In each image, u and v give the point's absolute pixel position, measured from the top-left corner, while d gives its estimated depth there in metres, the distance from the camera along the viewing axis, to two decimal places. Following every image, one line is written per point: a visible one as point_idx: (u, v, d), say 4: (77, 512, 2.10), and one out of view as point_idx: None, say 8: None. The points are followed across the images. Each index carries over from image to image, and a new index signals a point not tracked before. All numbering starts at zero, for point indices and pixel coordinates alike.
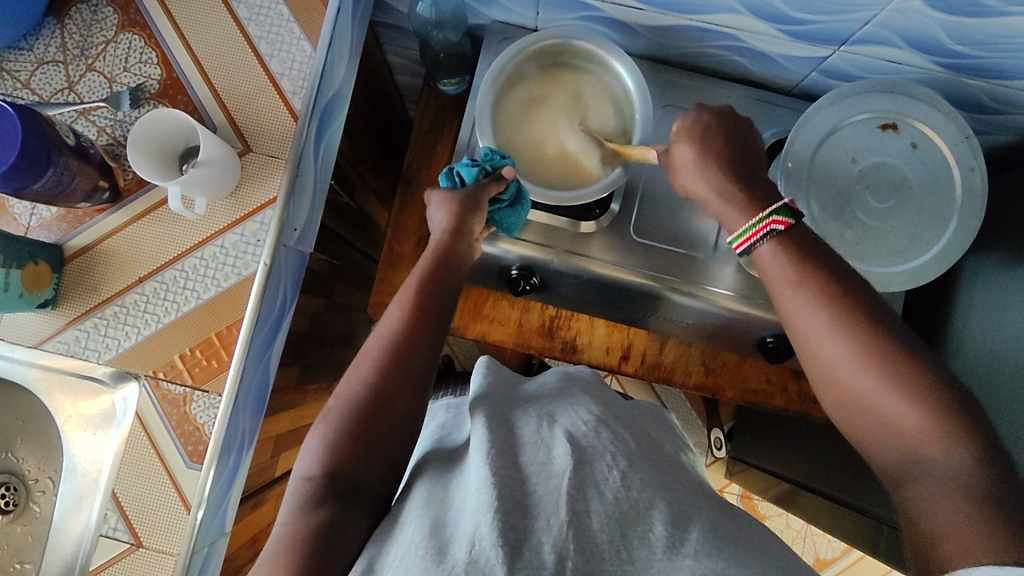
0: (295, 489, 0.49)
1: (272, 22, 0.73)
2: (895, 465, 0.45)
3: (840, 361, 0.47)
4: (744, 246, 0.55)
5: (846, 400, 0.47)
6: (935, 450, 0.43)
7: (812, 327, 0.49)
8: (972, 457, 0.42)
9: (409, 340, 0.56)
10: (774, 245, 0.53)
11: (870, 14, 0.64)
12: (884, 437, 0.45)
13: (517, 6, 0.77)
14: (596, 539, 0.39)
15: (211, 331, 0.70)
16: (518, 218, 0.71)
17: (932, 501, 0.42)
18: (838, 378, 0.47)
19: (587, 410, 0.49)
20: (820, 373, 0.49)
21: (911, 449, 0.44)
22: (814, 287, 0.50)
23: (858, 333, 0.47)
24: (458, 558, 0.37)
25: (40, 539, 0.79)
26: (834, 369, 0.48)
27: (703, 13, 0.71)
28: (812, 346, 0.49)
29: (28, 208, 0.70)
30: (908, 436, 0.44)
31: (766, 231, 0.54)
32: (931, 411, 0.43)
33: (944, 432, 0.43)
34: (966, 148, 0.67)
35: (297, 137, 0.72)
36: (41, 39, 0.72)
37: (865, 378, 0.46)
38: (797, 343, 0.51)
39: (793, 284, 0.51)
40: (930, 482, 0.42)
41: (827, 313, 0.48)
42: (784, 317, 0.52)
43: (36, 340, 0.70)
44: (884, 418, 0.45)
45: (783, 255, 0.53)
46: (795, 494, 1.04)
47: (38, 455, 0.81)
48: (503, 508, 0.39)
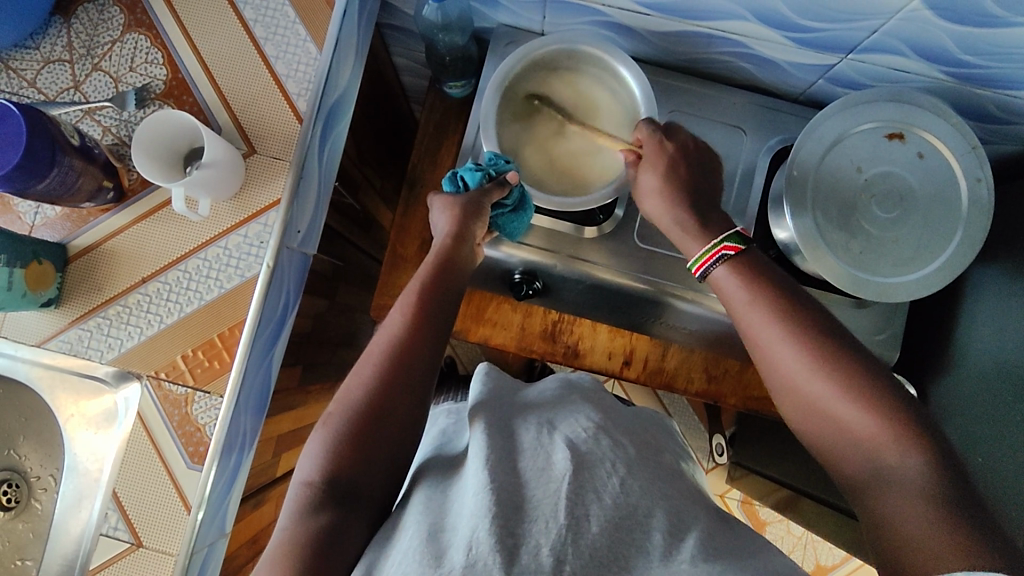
0: (295, 494, 0.49)
1: (278, 24, 0.73)
2: (854, 472, 0.47)
3: (793, 371, 0.50)
4: (702, 269, 0.60)
5: (805, 408, 0.50)
6: (893, 455, 0.45)
7: (767, 341, 0.53)
8: (927, 461, 0.44)
9: (411, 346, 0.55)
10: (727, 268, 0.58)
11: (878, 22, 0.63)
12: (844, 444, 0.48)
13: (524, 10, 0.77)
14: (595, 543, 0.38)
15: (214, 332, 0.70)
16: (521, 223, 0.71)
17: (892, 504, 0.44)
18: (795, 387, 0.50)
19: (586, 418, 0.49)
20: (778, 383, 0.52)
21: (870, 454, 0.46)
22: (767, 304, 0.54)
23: (810, 345, 0.50)
24: (456, 561, 0.37)
25: (41, 536, 0.79)
26: (791, 379, 0.51)
27: (711, 19, 0.70)
28: (770, 359, 0.52)
29: (33, 207, 0.70)
30: (866, 441, 0.46)
31: (717, 256, 0.58)
32: (886, 418, 0.46)
33: (894, 436, 0.45)
34: (972, 159, 0.67)
35: (302, 139, 0.72)
36: (47, 38, 0.72)
37: (821, 386, 0.49)
38: (756, 356, 0.54)
39: (747, 301, 0.55)
40: (890, 487, 0.44)
41: (779, 326, 0.52)
42: (743, 330, 0.55)
43: (39, 339, 0.70)
44: (842, 425, 0.48)
45: (737, 274, 0.57)
46: (795, 501, 1.04)
47: (40, 453, 0.81)
48: (501, 513, 0.39)
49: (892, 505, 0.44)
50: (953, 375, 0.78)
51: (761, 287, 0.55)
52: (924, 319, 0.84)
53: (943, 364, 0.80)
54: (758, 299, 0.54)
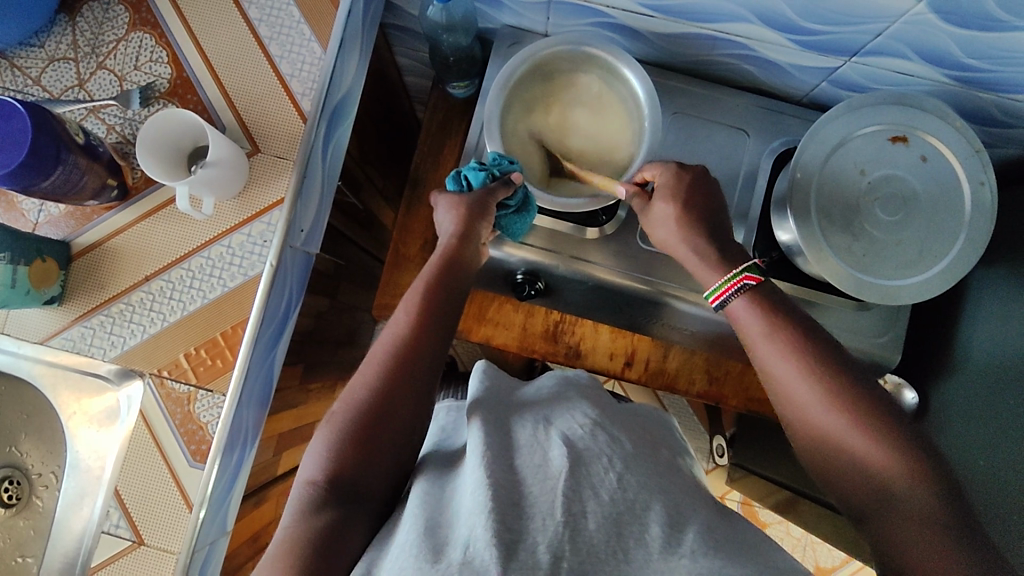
0: (298, 493, 0.49)
1: (283, 23, 0.73)
2: (866, 503, 0.48)
3: (810, 405, 0.51)
4: (720, 299, 0.59)
5: (819, 441, 0.51)
6: (905, 490, 0.46)
7: (783, 373, 0.53)
8: (937, 496, 0.46)
9: (415, 346, 0.56)
10: (746, 300, 0.57)
11: (883, 26, 0.63)
12: (855, 478, 0.49)
13: (528, 11, 0.77)
14: (592, 539, 0.38)
15: (217, 330, 0.70)
16: (524, 224, 0.71)
17: (903, 536, 0.45)
18: (808, 421, 0.51)
19: (583, 414, 0.49)
20: (790, 416, 0.52)
21: (882, 489, 0.47)
22: (784, 338, 0.54)
23: (827, 380, 0.51)
24: (453, 557, 0.37)
25: (42, 533, 0.79)
26: (804, 412, 0.51)
27: (715, 22, 0.70)
28: (784, 390, 0.52)
29: (37, 205, 0.70)
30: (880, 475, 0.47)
31: (737, 286, 0.58)
32: (898, 453, 0.47)
33: (909, 473, 0.46)
34: (976, 162, 0.67)
35: (306, 138, 0.72)
36: (52, 36, 0.72)
37: (836, 421, 0.49)
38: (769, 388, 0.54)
39: (764, 334, 0.55)
40: (904, 521, 0.46)
41: (796, 361, 0.52)
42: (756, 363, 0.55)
43: (42, 336, 0.70)
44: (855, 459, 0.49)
45: (755, 307, 0.56)
46: (794, 503, 1.04)
47: (42, 450, 0.81)
48: (498, 509, 0.39)
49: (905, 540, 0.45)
50: (955, 378, 0.78)
51: (774, 321, 0.55)
52: (926, 322, 0.84)
53: (945, 368, 0.80)
54: (776, 334, 0.54)
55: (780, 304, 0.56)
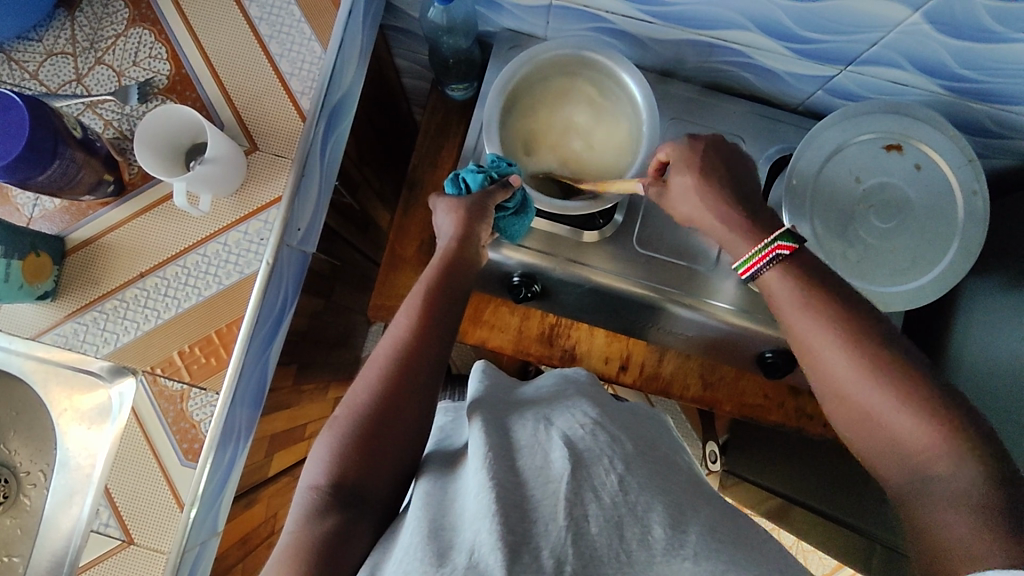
0: (303, 498, 0.49)
1: (283, 22, 0.73)
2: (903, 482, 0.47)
3: (848, 380, 0.49)
4: (751, 272, 0.57)
5: (855, 417, 0.49)
6: (945, 469, 0.44)
7: (821, 346, 0.51)
8: (981, 475, 0.44)
9: (412, 349, 0.55)
10: (780, 271, 0.55)
11: (878, 35, 0.64)
12: (894, 455, 0.47)
13: (528, 15, 0.78)
14: (595, 543, 0.39)
15: (211, 328, 0.69)
16: (522, 225, 0.71)
17: (941, 516, 0.44)
18: (847, 395, 0.49)
19: (584, 413, 0.48)
20: (828, 390, 0.51)
21: (921, 467, 0.46)
22: (819, 310, 0.51)
23: (865, 354, 0.49)
24: (458, 562, 0.37)
25: (30, 532, 0.78)
26: (845, 391, 0.49)
27: (713, 29, 0.71)
28: (822, 365, 0.51)
29: (32, 199, 0.70)
30: (917, 454, 0.46)
31: (770, 257, 0.55)
32: (941, 429, 0.45)
33: (953, 451, 0.44)
34: (969, 171, 0.68)
35: (304, 137, 0.72)
36: (50, 31, 0.71)
37: (875, 397, 0.48)
38: (807, 363, 0.52)
39: (800, 307, 0.53)
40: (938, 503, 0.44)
41: (835, 334, 0.50)
42: (793, 337, 0.53)
43: (35, 332, 0.69)
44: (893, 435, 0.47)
45: (788, 280, 0.54)
46: (786, 510, 1.05)
47: (31, 448, 0.80)
48: (502, 512, 0.39)
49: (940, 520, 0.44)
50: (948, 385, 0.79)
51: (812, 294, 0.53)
52: (919, 330, 0.85)
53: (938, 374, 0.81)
54: (812, 305, 0.52)
55: (812, 272, 0.54)
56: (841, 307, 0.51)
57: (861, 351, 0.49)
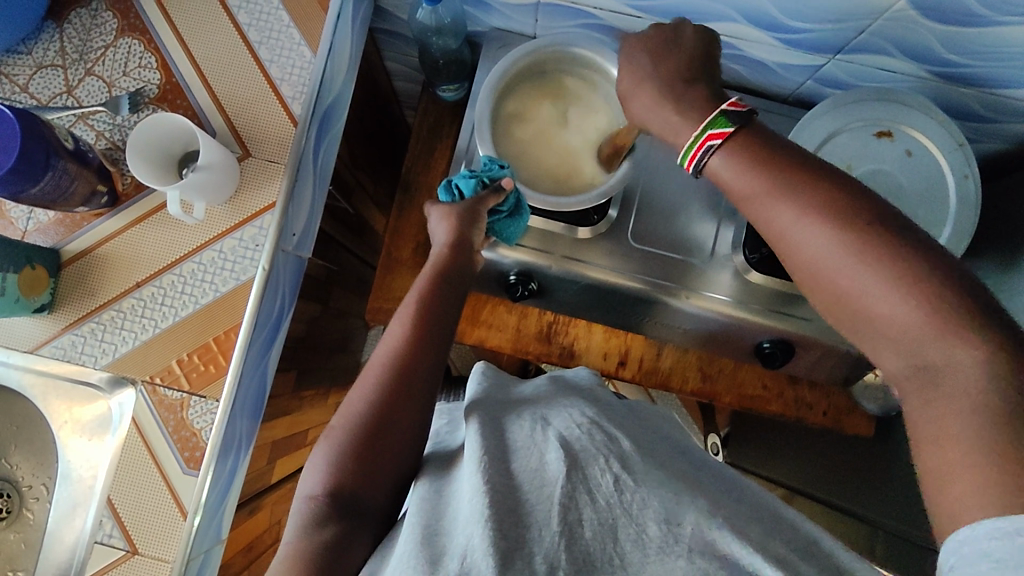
0: (300, 508, 0.49)
1: (272, 28, 0.73)
2: (902, 372, 0.40)
3: (827, 259, 0.41)
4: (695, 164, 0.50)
5: (838, 302, 0.42)
6: (947, 354, 0.37)
7: (790, 225, 0.43)
8: (982, 353, 0.37)
9: (409, 354, 0.56)
10: (726, 153, 0.48)
11: (865, 23, 0.65)
12: (888, 344, 0.40)
13: (517, 13, 0.78)
14: (588, 547, 0.39)
15: (209, 335, 0.69)
16: (518, 227, 0.72)
17: (939, 414, 0.37)
18: (826, 276, 0.42)
19: (580, 413, 0.48)
20: (804, 272, 0.44)
21: (917, 356, 0.39)
22: (783, 184, 0.44)
23: (841, 225, 0.41)
24: (450, 567, 0.37)
25: (34, 546, 0.78)
26: (823, 272, 0.42)
27: (701, 22, 0.71)
28: (796, 247, 0.43)
29: (26, 212, 0.70)
30: (914, 338, 0.39)
31: (705, 149, 0.48)
32: (929, 303, 0.38)
33: (948, 328, 0.37)
34: (960, 156, 0.68)
35: (297, 142, 0.72)
36: (40, 43, 0.71)
37: (858, 275, 0.40)
38: (779, 244, 0.45)
39: (764, 189, 0.45)
40: (938, 398, 0.37)
41: (803, 205, 0.43)
42: (760, 224, 0.46)
43: (32, 345, 0.69)
44: (881, 318, 0.40)
45: (743, 160, 0.47)
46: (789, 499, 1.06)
47: (32, 462, 0.80)
48: (495, 517, 0.39)
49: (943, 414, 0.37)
50: None
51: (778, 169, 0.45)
52: None
53: None
54: (779, 182, 0.44)
55: (775, 149, 0.46)
56: (812, 177, 0.44)
57: (839, 224, 0.41)
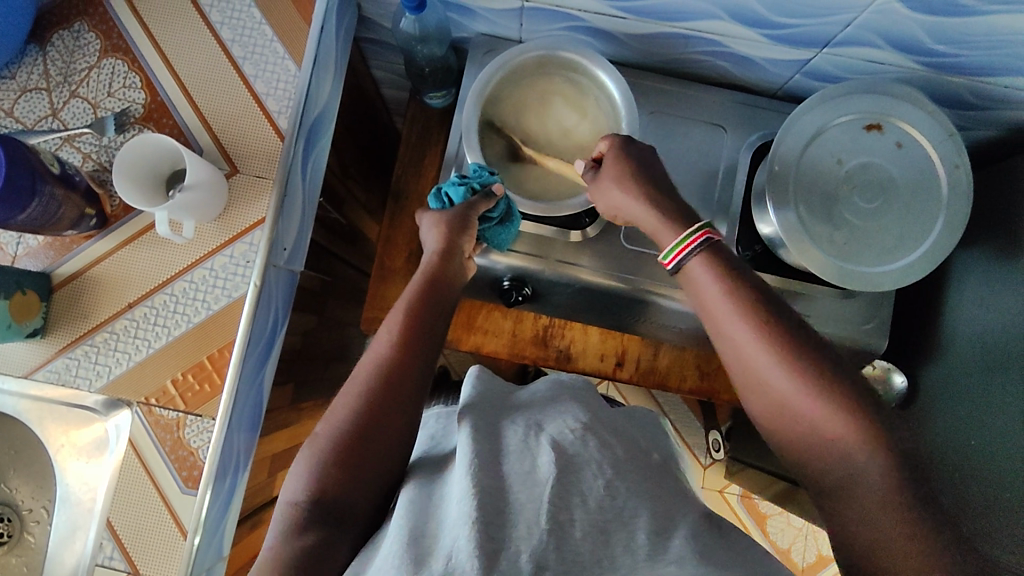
0: (281, 517, 0.49)
1: (255, 43, 0.73)
2: (823, 476, 0.47)
3: (763, 370, 0.48)
4: (676, 260, 0.55)
5: (774, 409, 0.48)
6: (866, 467, 0.44)
7: (740, 336, 0.50)
8: (889, 465, 0.44)
9: (398, 365, 0.55)
10: (701, 260, 0.54)
11: (850, 16, 0.64)
12: (814, 449, 0.47)
13: (501, 18, 0.78)
14: (578, 548, 0.39)
15: (203, 354, 0.69)
16: (508, 235, 0.72)
17: (858, 510, 0.44)
18: (765, 387, 0.49)
19: (574, 418, 0.49)
20: (744, 380, 0.50)
21: (838, 459, 0.46)
22: (735, 297, 0.51)
23: (778, 342, 0.48)
24: (434, 568, 0.37)
25: (36, 569, 0.78)
26: (760, 380, 0.49)
27: (686, 20, 0.71)
28: (742, 354, 0.50)
29: (15, 237, 0.70)
30: (833, 443, 0.46)
31: (694, 244, 0.54)
32: (851, 420, 0.45)
33: (865, 442, 0.45)
34: (951, 146, 0.68)
35: (285, 156, 0.72)
36: (23, 67, 0.71)
37: (798, 393, 0.47)
38: (723, 350, 0.52)
39: (721, 292, 0.52)
40: (860, 502, 0.44)
41: (755, 323, 0.49)
42: (714, 325, 0.52)
43: (26, 370, 0.69)
44: (814, 431, 0.46)
45: (710, 266, 0.53)
46: (792, 493, 1.05)
47: (32, 485, 0.80)
48: (483, 518, 0.39)
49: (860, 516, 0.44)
50: (942, 360, 0.79)
51: (728, 281, 0.52)
52: (911, 306, 0.85)
53: (932, 351, 0.81)
54: (729, 292, 0.51)
55: (732, 262, 0.53)
56: (757, 295, 0.50)
57: (778, 347, 0.48)
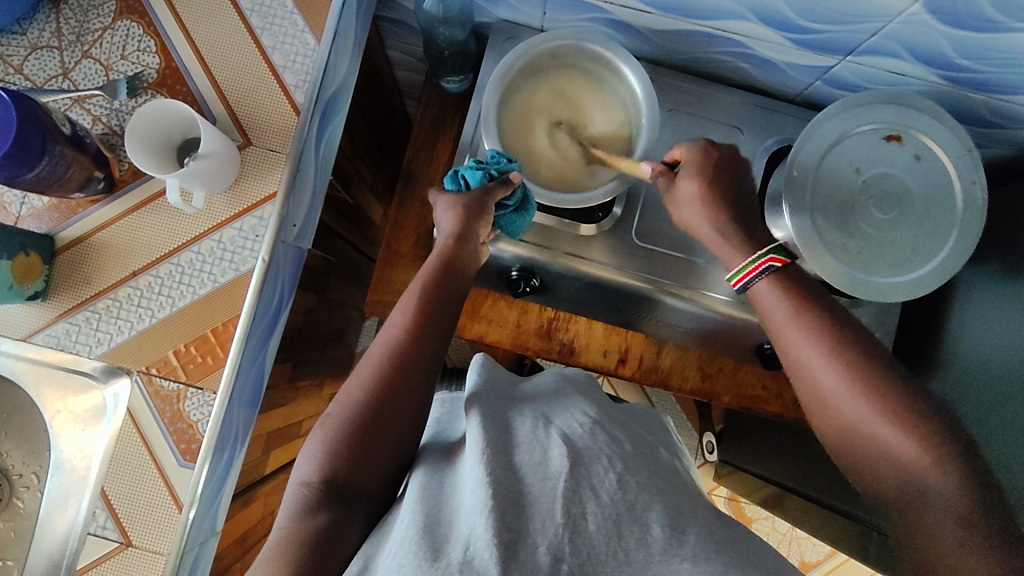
0: (293, 494, 0.49)
1: (274, 14, 0.71)
2: (891, 490, 0.48)
3: (834, 388, 0.51)
4: (743, 282, 0.59)
5: (840, 426, 0.51)
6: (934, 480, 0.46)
7: (807, 357, 0.53)
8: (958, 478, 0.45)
9: (411, 350, 0.55)
10: (769, 282, 0.57)
11: (878, 25, 0.64)
12: (883, 465, 0.49)
13: (525, 5, 0.77)
14: (593, 541, 0.39)
15: (208, 327, 0.68)
16: (523, 222, 0.71)
17: (928, 522, 0.46)
18: (829, 404, 0.51)
19: (582, 412, 0.50)
20: (811, 399, 0.53)
21: (904, 473, 0.47)
22: (809, 323, 0.54)
23: (845, 364, 0.51)
24: (453, 557, 0.36)
25: (24, 535, 0.77)
26: (828, 398, 0.51)
27: (712, 19, 0.70)
28: (809, 372, 0.53)
29: (19, 197, 0.68)
30: (900, 460, 0.47)
31: (761, 269, 0.57)
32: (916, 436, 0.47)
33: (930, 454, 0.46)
34: (968, 161, 0.68)
35: (299, 133, 0.71)
36: (35, 23, 0.70)
37: (857, 406, 0.50)
38: (789, 363, 0.55)
39: (790, 318, 0.55)
40: (930, 509, 0.46)
41: (821, 344, 0.52)
42: (782, 350, 0.55)
43: (26, 333, 0.68)
44: (880, 448, 0.49)
45: (779, 291, 0.56)
46: (781, 498, 1.07)
47: (23, 450, 0.79)
48: (498, 508, 0.39)
49: (933, 521, 0.45)
50: (942, 376, 0.80)
51: (796, 304, 0.55)
52: (916, 319, 0.86)
53: (933, 366, 0.82)
54: (801, 317, 0.54)
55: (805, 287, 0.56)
56: (826, 317, 0.54)
57: (844, 364, 0.51)
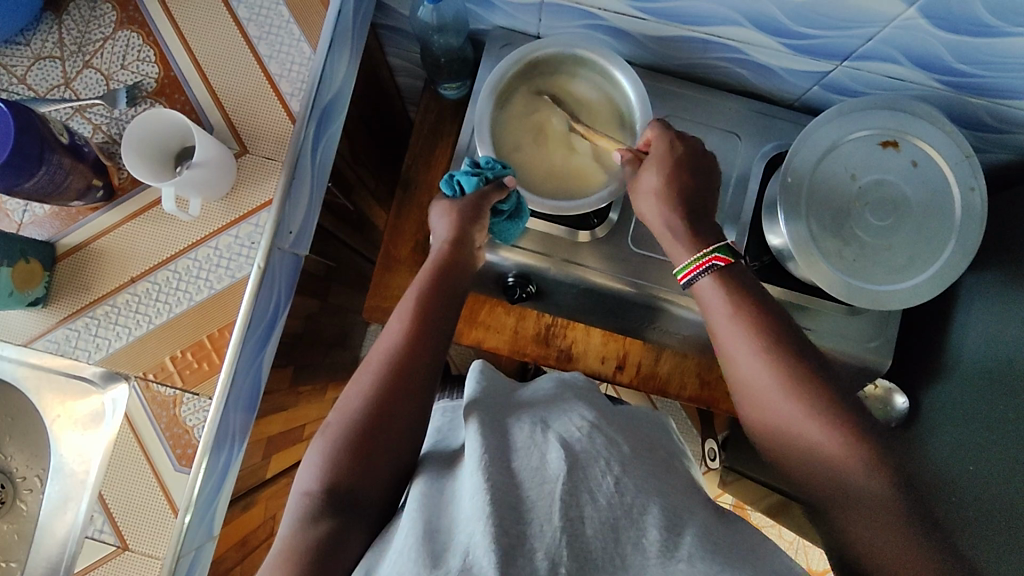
0: (293, 505, 0.49)
1: (271, 23, 0.72)
2: (823, 490, 0.49)
3: (767, 388, 0.52)
4: (689, 278, 0.59)
5: (775, 428, 0.52)
6: (862, 480, 0.47)
7: (743, 356, 0.53)
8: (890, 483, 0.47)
9: (404, 357, 0.55)
10: (714, 280, 0.57)
11: (874, 30, 0.63)
12: (817, 467, 0.50)
13: (520, 12, 0.77)
14: (590, 545, 0.39)
15: (203, 333, 0.69)
16: (516, 229, 0.71)
17: (861, 522, 0.47)
18: (766, 405, 0.52)
19: (581, 417, 0.48)
20: (747, 399, 0.53)
21: (838, 477, 0.48)
22: (744, 322, 0.54)
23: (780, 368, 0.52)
24: (452, 565, 0.37)
25: (27, 537, 0.78)
26: (764, 397, 0.52)
27: (707, 25, 0.70)
28: (745, 372, 0.53)
29: (22, 205, 0.70)
30: (835, 464, 0.49)
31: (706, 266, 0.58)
32: (851, 441, 0.48)
33: (865, 458, 0.48)
34: (967, 167, 0.67)
35: (294, 139, 0.72)
36: (38, 34, 0.71)
37: (792, 407, 0.50)
38: (727, 370, 0.55)
39: (730, 317, 0.55)
40: (865, 511, 0.47)
41: (758, 344, 0.53)
42: (720, 346, 0.56)
43: (26, 338, 0.69)
44: (816, 450, 0.49)
45: (723, 287, 0.56)
46: (786, 506, 1.06)
47: (27, 453, 0.80)
48: (497, 513, 0.39)
49: (868, 522, 0.47)
50: (946, 380, 0.79)
51: (737, 302, 0.55)
52: (919, 324, 0.85)
53: (936, 371, 0.80)
54: (741, 315, 0.55)
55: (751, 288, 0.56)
56: (764, 319, 0.54)
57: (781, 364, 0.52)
